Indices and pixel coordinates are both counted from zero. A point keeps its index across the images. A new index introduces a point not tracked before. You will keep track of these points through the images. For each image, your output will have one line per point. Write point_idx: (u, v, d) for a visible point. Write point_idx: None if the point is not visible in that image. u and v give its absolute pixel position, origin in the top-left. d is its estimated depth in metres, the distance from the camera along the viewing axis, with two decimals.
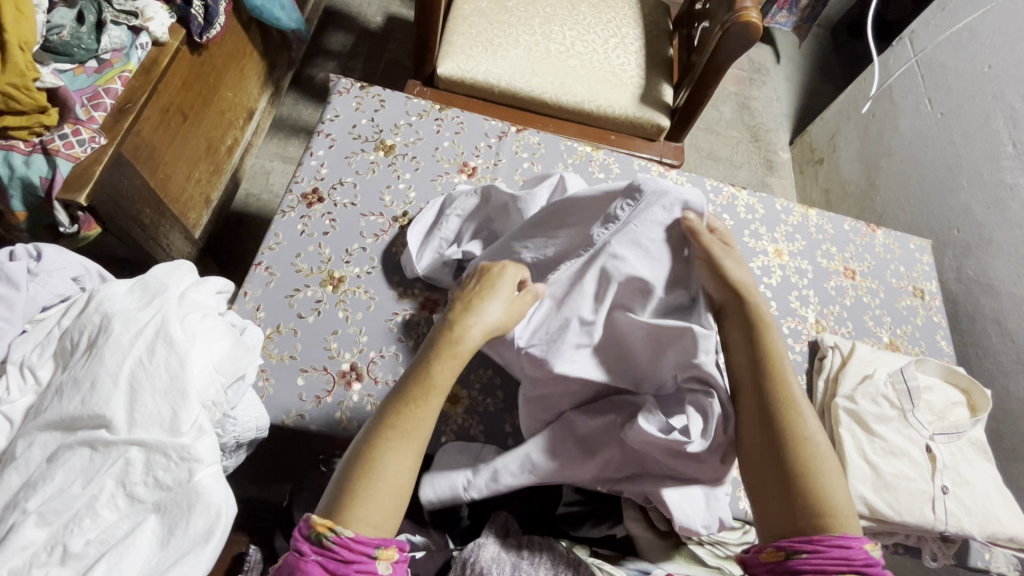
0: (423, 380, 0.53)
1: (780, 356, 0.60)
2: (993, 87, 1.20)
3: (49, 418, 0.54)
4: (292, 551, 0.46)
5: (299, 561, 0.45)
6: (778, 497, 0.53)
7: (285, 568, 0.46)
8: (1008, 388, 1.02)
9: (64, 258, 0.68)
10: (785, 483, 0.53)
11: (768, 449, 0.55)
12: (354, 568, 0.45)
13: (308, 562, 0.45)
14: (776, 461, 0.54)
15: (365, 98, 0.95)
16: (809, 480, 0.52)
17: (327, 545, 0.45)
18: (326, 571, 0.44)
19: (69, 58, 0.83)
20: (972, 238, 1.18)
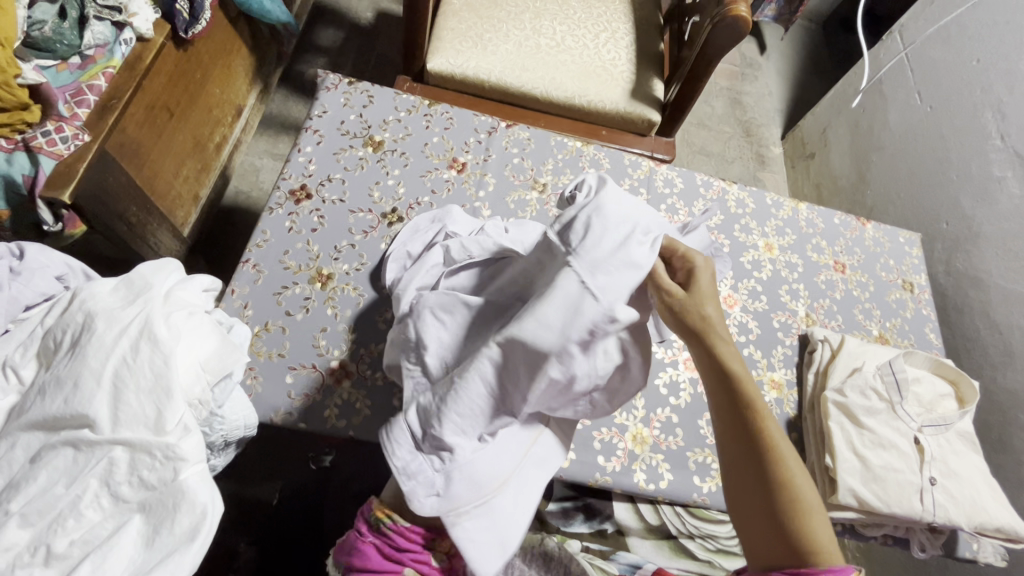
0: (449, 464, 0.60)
1: (732, 373, 0.52)
2: (983, 79, 1.20)
3: (32, 418, 0.54)
4: (355, 534, 0.57)
5: (360, 541, 0.56)
6: (764, 521, 0.47)
7: (347, 546, 0.57)
8: (997, 379, 1.02)
9: (48, 257, 0.67)
10: (764, 504, 0.47)
11: (746, 471, 0.49)
12: (407, 555, 0.55)
13: (367, 543, 0.56)
14: (756, 478, 0.48)
15: (353, 94, 0.94)
16: (795, 506, 0.47)
17: (384, 532, 0.56)
18: (383, 553, 0.55)
19: (51, 55, 0.81)
20: (962, 231, 1.19)
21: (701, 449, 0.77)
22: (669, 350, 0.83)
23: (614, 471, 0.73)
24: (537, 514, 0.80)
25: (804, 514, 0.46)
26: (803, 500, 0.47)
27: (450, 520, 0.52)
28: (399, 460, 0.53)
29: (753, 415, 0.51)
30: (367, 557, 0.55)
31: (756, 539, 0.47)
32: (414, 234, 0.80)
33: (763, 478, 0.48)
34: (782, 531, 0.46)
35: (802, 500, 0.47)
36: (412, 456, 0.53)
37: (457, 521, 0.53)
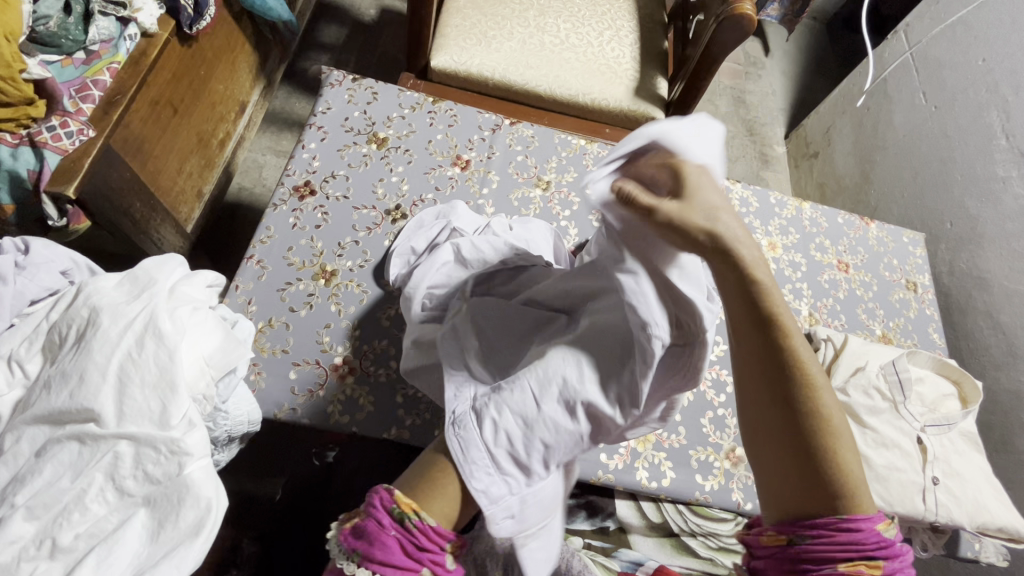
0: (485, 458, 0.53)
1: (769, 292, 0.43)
2: (988, 79, 1.20)
3: (37, 412, 0.54)
4: (368, 521, 0.46)
5: (378, 532, 0.44)
6: (788, 459, 0.42)
7: (362, 530, 0.45)
8: (1000, 380, 1.02)
9: (52, 252, 0.67)
10: (791, 442, 0.41)
11: (772, 418, 0.42)
12: (425, 556, 0.45)
13: (386, 535, 0.44)
14: (782, 416, 0.42)
15: (357, 91, 0.94)
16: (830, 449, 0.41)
17: (410, 525, 0.45)
18: (402, 550, 0.44)
19: (56, 50, 0.82)
20: (966, 231, 1.18)
21: (704, 447, 0.77)
22: None
23: (616, 469, 0.73)
24: None
25: (838, 458, 0.41)
26: (839, 443, 0.41)
27: (518, 541, 0.50)
28: (477, 484, 0.46)
29: (786, 348, 0.42)
30: (389, 551, 0.44)
31: (776, 477, 0.42)
32: (418, 230, 0.81)
33: (791, 415, 0.42)
34: (808, 475, 0.41)
35: (838, 447, 0.41)
36: (493, 478, 0.47)
37: (525, 542, 0.51)
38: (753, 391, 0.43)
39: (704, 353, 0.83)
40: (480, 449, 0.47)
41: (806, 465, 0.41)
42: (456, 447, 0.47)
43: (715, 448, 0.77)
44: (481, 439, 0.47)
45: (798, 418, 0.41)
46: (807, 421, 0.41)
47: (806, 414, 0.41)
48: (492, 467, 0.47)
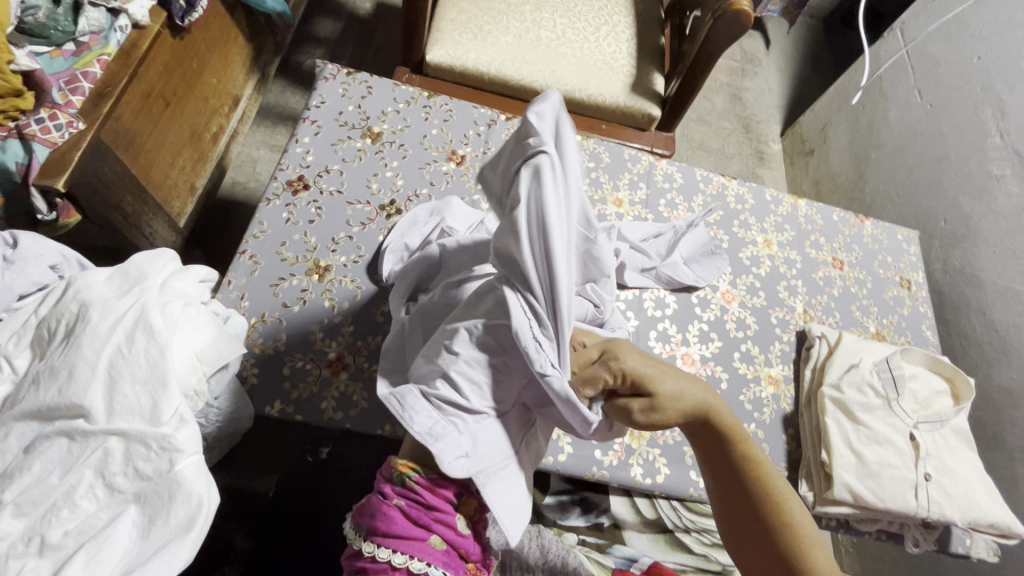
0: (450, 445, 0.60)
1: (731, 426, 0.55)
2: (982, 78, 1.20)
3: (25, 408, 0.53)
4: (375, 496, 0.53)
5: (384, 504, 0.52)
6: (753, 532, 0.53)
7: (368, 509, 0.52)
8: (991, 377, 1.03)
9: (41, 246, 0.66)
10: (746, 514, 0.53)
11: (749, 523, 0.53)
12: (433, 517, 0.52)
13: (392, 505, 0.51)
14: (755, 517, 0.53)
15: (351, 85, 0.93)
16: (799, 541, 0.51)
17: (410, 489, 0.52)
18: (410, 515, 0.51)
19: (45, 41, 0.81)
20: (959, 229, 1.19)
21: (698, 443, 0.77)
22: (666, 345, 0.83)
23: (611, 465, 0.73)
24: (533, 507, 0.79)
25: (789, 525, 0.52)
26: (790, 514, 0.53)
27: (479, 483, 0.49)
28: (418, 427, 0.48)
29: (749, 467, 0.54)
30: (395, 520, 0.50)
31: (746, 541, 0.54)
32: (412, 226, 0.80)
33: (758, 509, 0.53)
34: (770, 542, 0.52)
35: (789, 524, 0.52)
36: (434, 420, 0.49)
37: (488, 483, 0.50)
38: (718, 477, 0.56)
39: (699, 350, 0.83)
40: (416, 397, 0.50)
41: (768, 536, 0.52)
42: (394, 404, 0.49)
43: None
44: (418, 389, 0.50)
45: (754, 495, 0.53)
46: (774, 519, 0.52)
47: (773, 516, 0.52)
48: (432, 410, 0.49)
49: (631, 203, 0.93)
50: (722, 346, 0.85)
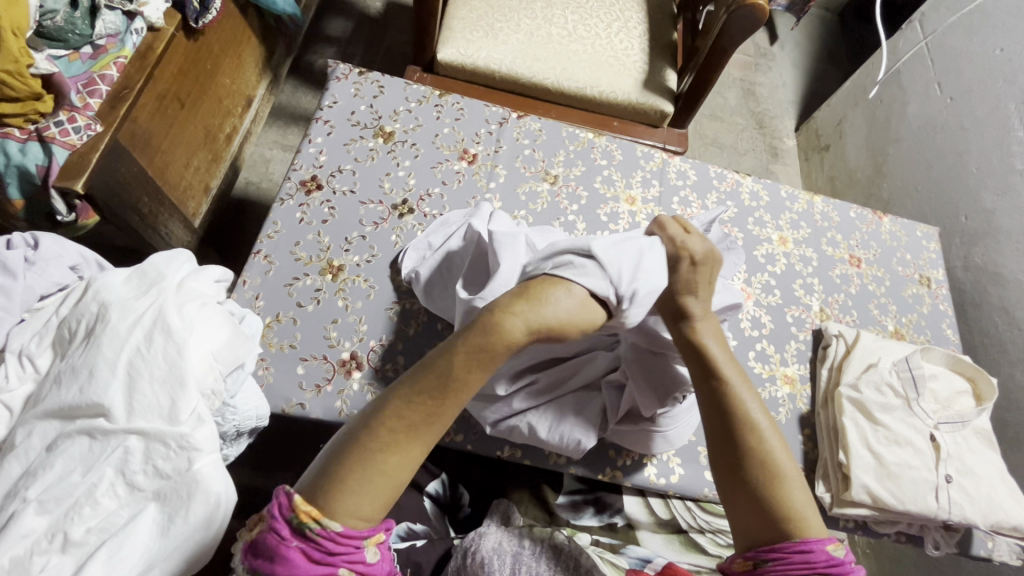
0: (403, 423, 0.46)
1: (723, 360, 0.56)
2: (1004, 71, 1.18)
3: (47, 406, 0.54)
4: (270, 533, 0.43)
5: (280, 546, 0.42)
6: (743, 492, 0.51)
7: (263, 547, 0.43)
8: (1014, 377, 1.01)
9: (61, 247, 0.67)
10: (750, 496, 0.51)
11: (728, 455, 0.53)
12: (340, 559, 0.42)
13: (290, 547, 0.42)
14: (733, 459, 0.52)
15: (363, 84, 0.93)
16: (774, 476, 0.51)
17: (310, 535, 0.42)
18: (310, 560, 0.42)
19: (63, 44, 0.82)
20: (980, 226, 1.17)
21: None
22: None
23: (626, 465, 0.73)
24: (546, 507, 0.81)
25: (776, 482, 0.51)
26: (782, 477, 0.51)
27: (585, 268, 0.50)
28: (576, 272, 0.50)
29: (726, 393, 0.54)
30: (293, 565, 0.41)
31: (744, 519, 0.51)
32: (442, 227, 0.81)
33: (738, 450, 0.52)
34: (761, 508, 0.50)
35: (791, 505, 0.50)
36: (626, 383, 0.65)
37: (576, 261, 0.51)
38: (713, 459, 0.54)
39: None
40: (579, 447, 0.67)
41: (751, 484, 0.51)
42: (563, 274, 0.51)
43: None
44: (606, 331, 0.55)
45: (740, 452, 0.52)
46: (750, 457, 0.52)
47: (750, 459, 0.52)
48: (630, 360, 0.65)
49: (644, 200, 0.93)
50: (737, 345, 0.84)
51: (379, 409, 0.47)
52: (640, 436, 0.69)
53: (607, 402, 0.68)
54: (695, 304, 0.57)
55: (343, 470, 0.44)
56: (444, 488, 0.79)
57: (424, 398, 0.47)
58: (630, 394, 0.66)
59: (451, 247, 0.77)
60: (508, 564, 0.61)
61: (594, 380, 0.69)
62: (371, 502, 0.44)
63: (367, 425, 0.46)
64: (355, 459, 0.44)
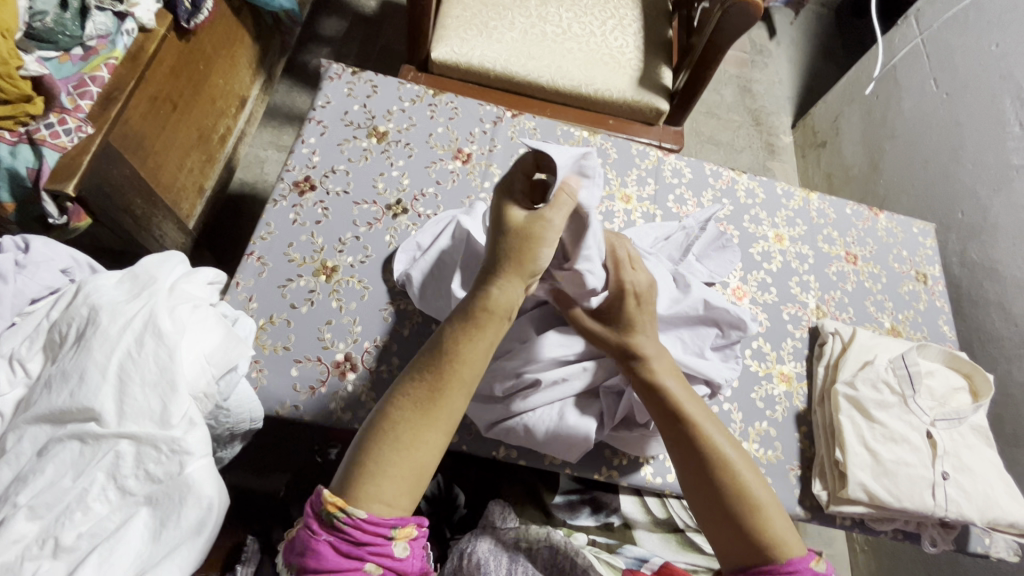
0: (423, 409, 0.49)
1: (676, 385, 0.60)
2: (1000, 65, 1.17)
3: (38, 411, 0.54)
4: (305, 528, 0.46)
5: (312, 539, 0.45)
6: (719, 517, 0.54)
7: (300, 544, 0.46)
8: (1011, 373, 1.01)
9: (52, 250, 0.66)
10: (727, 518, 0.54)
11: (698, 479, 0.56)
12: (367, 550, 0.44)
13: (320, 540, 0.45)
14: (704, 481, 0.55)
15: (356, 84, 0.93)
16: (749, 501, 0.54)
17: (339, 526, 0.45)
18: (338, 552, 0.44)
19: (53, 46, 0.81)
20: (977, 222, 1.16)
21: None
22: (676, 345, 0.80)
23: (622, 465, 0.73)
24: (542, 508, 0.79)
25: (753, 502, 0.54)
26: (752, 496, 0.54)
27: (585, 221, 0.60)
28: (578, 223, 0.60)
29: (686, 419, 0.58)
30: (322, 557, 0.44)
31: (722, 542, 0.54)
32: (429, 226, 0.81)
33: (708, 474, 0.55)
34: (741, 532, 0.53)
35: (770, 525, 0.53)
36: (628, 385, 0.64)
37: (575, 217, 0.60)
38: (690, 485, 0.56)
39: None
40: (577, 450, 0.67)
41: (728, 507, 0.54)
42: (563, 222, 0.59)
43: None
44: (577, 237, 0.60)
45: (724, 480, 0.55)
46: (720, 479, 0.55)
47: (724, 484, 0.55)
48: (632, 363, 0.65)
49: (639, 199, 0.92)
50: None
51: (393, 401, 0.50)
52: (635, 440, 0.69)
53: (604, 408, 0.67)
54: (645, 340, 0.62)
55: (365, 462, 0.47)
56: (440, 488, 0.80)
57: (434, 381, 0.50)
58: (627, 400, 0.66)
59: (441, 245, 0.76)
60: (504, 564, 0.62)
61: (592, 387, 0.68)
62: (395, 487, 0.46)
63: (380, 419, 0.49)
64: (376, 450, 0.47)
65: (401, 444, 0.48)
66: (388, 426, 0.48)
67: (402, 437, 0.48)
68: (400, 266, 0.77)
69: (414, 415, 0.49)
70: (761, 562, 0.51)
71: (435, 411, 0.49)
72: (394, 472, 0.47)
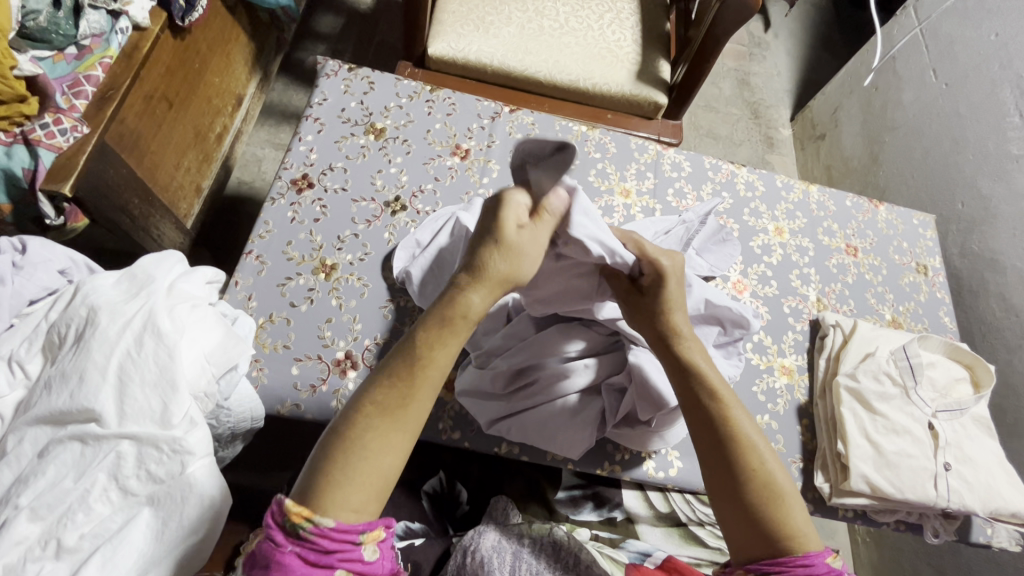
0: (388, 411, 0.47)
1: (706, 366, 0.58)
2: (1000, 55, 1.17)
3: (38, 412, 0.53)
4: (266, 540, 0.43)
5: (276, 552, 0.42)
6: (736, 503, 0.52)
7: (260, 558, 0.43)
8: (1012, 363, 1.01)
9: (50, 251, 0.66)
10: (743, 506, 0.51)
11: (718, 464, 0.53)
12: (337, 557, 0.42)
13: (286, 552, 0.42)
14: (725, 467, 0.53)
15: (353, 81, 0.92)
16: (768, 490, 0.52)
17: (307, 536, 0.42)
18: (306, 562, 0.42)
19: (46, 46, 0.81)
20: (977, 213, 1.16)
21: None
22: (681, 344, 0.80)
23: (624, 460, 0.72)
24: (544, 502, 0.81)
25: (772, 492, 0.52)
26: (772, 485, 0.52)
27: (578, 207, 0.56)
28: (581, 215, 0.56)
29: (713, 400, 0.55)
30: (289, 569, 0.41)
31: (735, 537, 0.51)
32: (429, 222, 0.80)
33: (729, 459, 0.53)
34: (757, 525, 0.51)
35: (787, 516, 0.51)
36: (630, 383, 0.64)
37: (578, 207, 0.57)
38: (707, 472, 0.54)
39: None
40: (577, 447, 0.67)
41: (746, 494, 0.52)
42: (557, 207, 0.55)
43: None
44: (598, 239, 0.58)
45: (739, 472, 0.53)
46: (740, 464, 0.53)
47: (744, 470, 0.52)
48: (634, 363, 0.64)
49: (639, 193, 0.92)
50: None
51: (359, 404, 0.47)
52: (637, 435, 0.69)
53: (605, 405, 0.67)
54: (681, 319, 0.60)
55: (332, 465, 0.44)
56: (442, 485, 0.78)
57: (403, 382, 0.48)
58: (629, 398, 0.66)
59: (440, 243, 0.76)
60: (507, 562, 0.61)
61: (594, 383, 0.68)
62: (362, 494, 0.44)
63: (345, 425, 0.47)
64: (342, 453, 0.45)
65: (367, 449, 0.45)
66: (353, 429, 0.46)
67: (367, 445, 0.45)
68: (400, 263, 0.77)
69: (380, 417, 0.47)
70: (776, 556, 0.49)
71: (402, 414, 0.47)
72: (360, 478, 0.44)
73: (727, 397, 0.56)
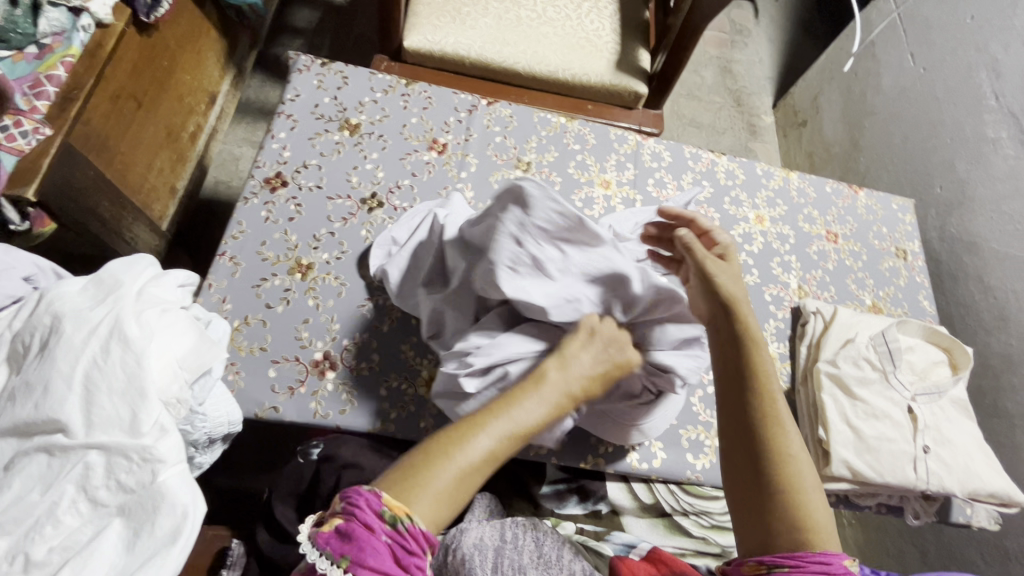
0: (472, 430, 0.48)
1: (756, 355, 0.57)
2: (976, 38, 1.17)
3: (3, 424, 0.52)
4: (354, 522, 0.40)
5: (368, 537, 0.39)
6: (757, 491, 0.51)
7: (343, 541, 0.40)
8: (990, 345, 1.02)
9: (13, 257, 0.64)
10: (763, 496, 0.50)
11: (744, 453, 0.53)
12: (412, 562, 0.40)
13: (378, 540, 0.39)
14: (750, 454, 0.52)
15: (326, 75, 0.90)
16: (792, 483, 0.51)
17: (401, 528, 0.40)
18: (393, 557, 0.40)
19: (6, 45, 0.79)
20: (955, 196, 1.17)
21: (694, 426, 0.76)
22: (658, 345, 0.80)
23: (607, 452, 0.73)
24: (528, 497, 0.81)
25: (797, 488, 0.50)
26: (797, 479, 0.51)
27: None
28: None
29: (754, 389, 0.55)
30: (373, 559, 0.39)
31: (751, 529, 0.50)
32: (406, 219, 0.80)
33: (758, 448, 0.52)
34: (775, 516, 0.49)
35: (808, 511, 0.49)
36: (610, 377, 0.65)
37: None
38: (734, 463, 0.53)
39: None
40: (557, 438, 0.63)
41: (767, 485, 0.51)
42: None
43: (706, 427, 0.76)
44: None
45: (765, 462, 0.52)
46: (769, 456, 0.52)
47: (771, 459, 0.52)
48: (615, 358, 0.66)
49: (619, 183, 0.91)
50: None
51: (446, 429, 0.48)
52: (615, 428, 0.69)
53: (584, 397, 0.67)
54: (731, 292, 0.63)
55: (414, 474, 0.44)
56: None
57: (490, 410, 0.50)
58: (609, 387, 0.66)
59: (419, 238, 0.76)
60: (489, 559, 0.61)
61: None
62: (439, 504, 0.43)
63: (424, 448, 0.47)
64: (425, 465, 0.45)
65: (456, 461, 0.45)
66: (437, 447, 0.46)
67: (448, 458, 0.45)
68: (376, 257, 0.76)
69: (468, 434, 0.47)
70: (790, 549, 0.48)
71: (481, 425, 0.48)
72: (446, 489, 0.44)
73: (769, 387, 0.55)
